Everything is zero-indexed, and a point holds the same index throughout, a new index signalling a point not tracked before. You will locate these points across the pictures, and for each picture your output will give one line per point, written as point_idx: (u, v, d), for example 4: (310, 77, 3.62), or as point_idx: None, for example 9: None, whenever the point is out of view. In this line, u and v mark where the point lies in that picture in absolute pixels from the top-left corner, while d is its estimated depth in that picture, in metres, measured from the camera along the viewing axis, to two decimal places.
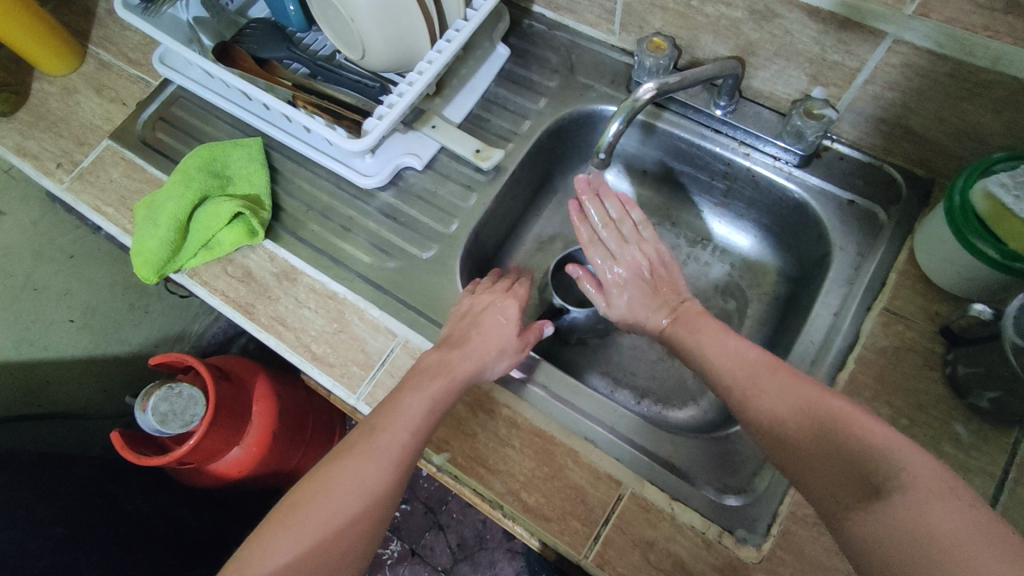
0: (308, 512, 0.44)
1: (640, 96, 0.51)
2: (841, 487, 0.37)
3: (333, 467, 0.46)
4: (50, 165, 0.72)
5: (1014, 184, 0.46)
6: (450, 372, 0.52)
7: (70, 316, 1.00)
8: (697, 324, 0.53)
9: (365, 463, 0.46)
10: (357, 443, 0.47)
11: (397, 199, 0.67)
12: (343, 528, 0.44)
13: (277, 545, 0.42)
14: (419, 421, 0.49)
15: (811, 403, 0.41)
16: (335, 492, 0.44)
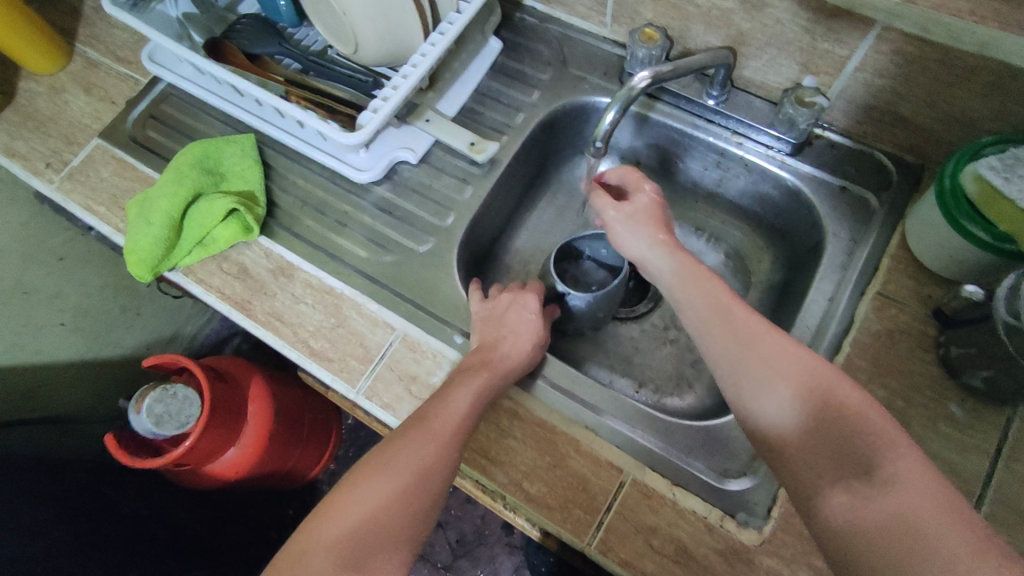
0: (366, 488, 0.45)
1: (635, 85, 0.51)
2: (829, 467, 0.39)
3: (390, 449, 0.47)
4: (39, 165, 0.71)
5: (1003, 166, 0.47)
6: (493, 363, 0.53)
7: (61, 319, 1.00)
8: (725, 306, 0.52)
9: (422, 444, 0.47)
10: (414, 427, 0.48)
11: (392, 194, 0.67)
12: (400, 504, 0.44)
13: (334, 518, 0.44)
14: (466, 410, 0.50)
15: (809, 381, 0.42)
16: (391, 470, 0.45)
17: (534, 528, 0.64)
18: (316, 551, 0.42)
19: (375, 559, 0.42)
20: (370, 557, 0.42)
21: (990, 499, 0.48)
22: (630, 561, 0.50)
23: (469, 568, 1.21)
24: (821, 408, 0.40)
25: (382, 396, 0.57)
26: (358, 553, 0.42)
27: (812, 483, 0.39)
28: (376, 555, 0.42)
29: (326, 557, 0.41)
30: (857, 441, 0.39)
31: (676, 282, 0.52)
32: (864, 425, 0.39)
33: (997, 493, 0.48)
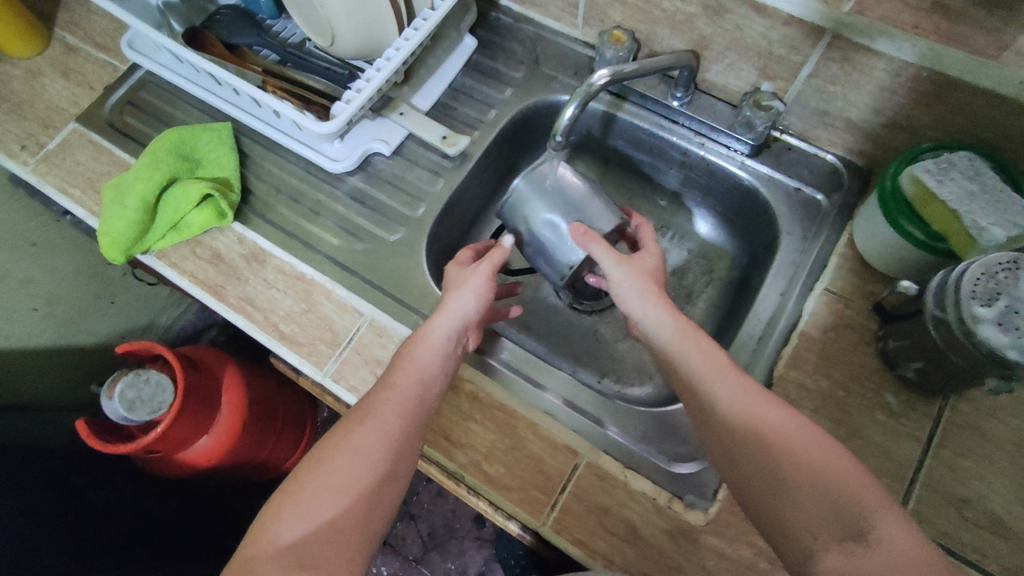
0: (315, 487, 0.46)
1: (595, 82, 0.53)
2: (820, 526, 0.40)
3: (332, 447, 0.48)
4: (15, 147, 0.72)
5: (937, 169, 0.50)
6: (432, 341, 0.53)
7: (35, 304, 1.00)
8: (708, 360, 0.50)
9: (364, 438, 0.48)
10: (355, 422, 0.49)
11: (365, 184, 0.69)
12: (348, 499, 0.46)
13: (284, 521, 0.45)
14: (409, 394, 0.50)
15: (799, 444, 0.43)
16: (335, 467, 0.47)
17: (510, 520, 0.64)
18: (269, 554, 0.44)
19: (331, 551, 0.44)
20: (323, 552, 0.44)
21: (920, 484, 0.51)
22: (582, 540, 0.52)
23: (438, 561, 1.23)
24: (809, 467, 0.42)
25: (349, 378, 0.58)
26: (311, 551, 0.44)
27: (803, 542, 0.40)
28: (327, 552, 0.44)
29: (278, 559, 0.43)
30: (848, 502, 0.40)
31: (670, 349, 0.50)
32: (854, 489, 0.41)
33: (926, 477, 0.51)
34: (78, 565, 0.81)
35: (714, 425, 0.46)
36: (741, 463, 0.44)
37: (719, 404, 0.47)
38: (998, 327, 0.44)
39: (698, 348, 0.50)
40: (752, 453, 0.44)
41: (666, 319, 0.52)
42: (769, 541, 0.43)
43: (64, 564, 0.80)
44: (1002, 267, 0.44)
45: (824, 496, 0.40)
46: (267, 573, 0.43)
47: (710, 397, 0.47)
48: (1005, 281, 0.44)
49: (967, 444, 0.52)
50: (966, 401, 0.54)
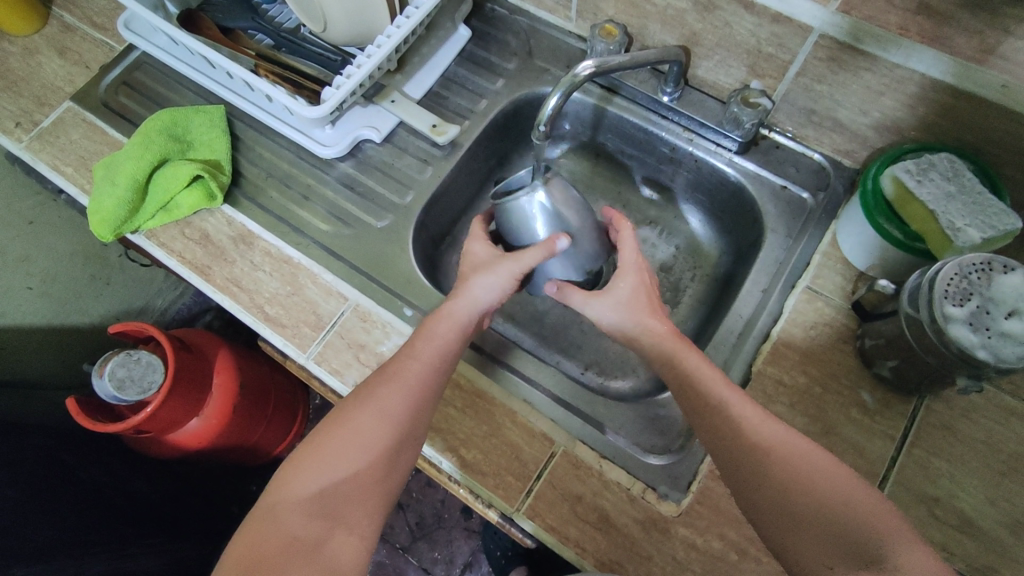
0: (339, 442, 0.47)
1: (579, 73, 0.53)
2: (839, 558, 0.40)
3: (357, 405, 0.49)
4: (9, 124, 0.72)
5: (918, 170, 0.50)
6: (454, 315, 0.53)
7: (29, 282, 1.00)
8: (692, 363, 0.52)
9: (388, 398, 0.49)
10: (379, 384, 0.50)
11: (355, 170, 0.69)
12: (370, 458, 0.47)
13: (308, 473, 0.47)
14: (430, 362, 0.51)
15: (815, 477, 0.43)
16: (359, 426, 0.48)
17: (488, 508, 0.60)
18: (292, 503, 0.45)
19: (352, 509, 0.46)
20: (345, 506, 0.46)
21: (892, 482, 0.52)
22: (554, 527, 0.53)
23: (425, 550, 1.24)
24: (824, 496, 0.42)
25: (331, 362, 0.59)
26: (333, 503, 0.45)
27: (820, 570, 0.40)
28: (348, 505, 0.46)
29: (302, 508, 0.45)
30: (864, 529, 0.41)
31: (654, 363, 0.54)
32: (871, 513, 0.41)
33: (898, 475, 0.52)
34: (63, 536, 0.81)
35: (725, 459, 0.46)
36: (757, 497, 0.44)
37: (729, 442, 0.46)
38: (969, 328, 0.44)
39: (704, 374, 0.49)
40: (765, 486, 0.44)
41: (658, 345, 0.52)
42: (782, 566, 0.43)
43: (50, 540, 0.79)
44: (975, 268, 0.45)
45: (845, 524, 0.41)
46: (290, 523, 0.44)
47: (720, 432, 0.47)
48: (977, 282, 0.45)
49: (939, 444, 0.53)
50: (940, 401, 0.54)
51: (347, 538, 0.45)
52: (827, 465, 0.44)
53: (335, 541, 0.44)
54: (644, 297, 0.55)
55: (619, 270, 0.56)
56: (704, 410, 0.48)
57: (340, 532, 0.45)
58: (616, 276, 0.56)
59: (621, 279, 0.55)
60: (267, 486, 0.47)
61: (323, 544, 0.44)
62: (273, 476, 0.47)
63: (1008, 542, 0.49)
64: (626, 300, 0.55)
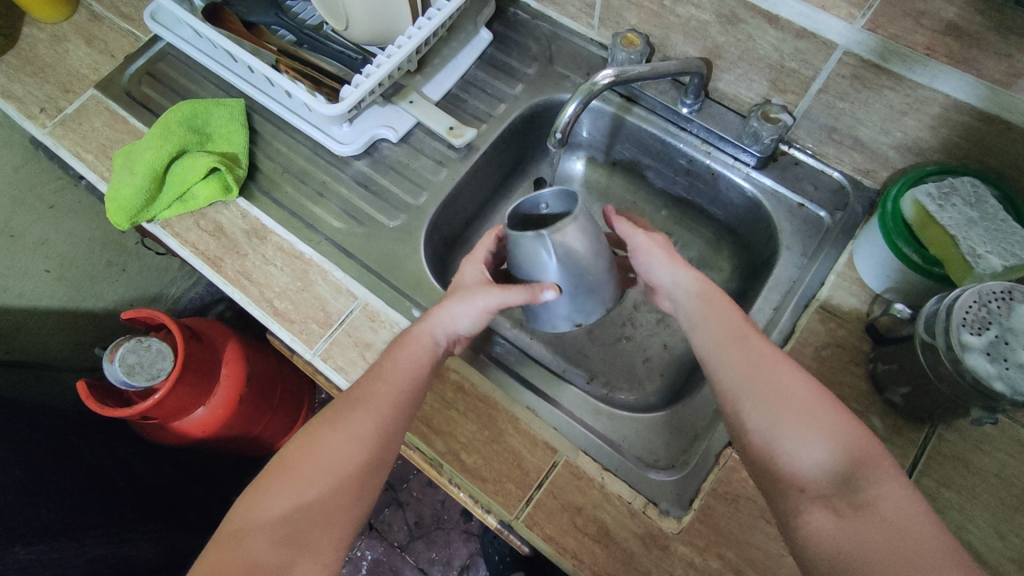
0: (305, 467, 0.48)
1: (599, 81, 0.53)
2: (817, 482, 0.43)
3: (329, 427, 0.50)
4: (34, 109, 0.73)
5: (939, 194, 0.50)
6: (421, 337, 0.53)
7: (47, 266, 1.02)
8: (719, 311, 0.52)
9: (359, 423, 0.49)
10: (349, 406, 0.51)
11: (370, 169, 0.69)
12: (336, 482, 0.47)
13: (276, 496, 0.47)
14: (405, 382, 0.51)
15: (804, 400, 0.45)
16: (329, 450, 0.48)
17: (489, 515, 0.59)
18: (258, 527, 0.45)
19: (315, 534, 0.46)
20: (310, 531, 0.45)
21: None
22: (552, 537, 0.52)
23: (423, 550, 1.24)
24: (809, 423, 0.44)
25: (337, 359, 0.59)
26: (298, 527, 0.45)
27: (793, 496, 0.43)
28: (313, 531, 0.46)
29: (267, 533, 0.45)
30: (846, 467, 0.43)
31: (693, 306, 0.53)
32: (859, 455, 0.43)
33: None
34: (70, 521, 0.82)
35: (720, 393, 0.49)
36: (746, 427, 0.46)
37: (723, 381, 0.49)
38: (987, 357, 0.43)
39: (720, 312, 0.52)
40: (754, 413, 0.46)
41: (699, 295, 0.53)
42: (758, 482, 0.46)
43: (55, 521, 0.80)
44: (995, 296, 0.44)
45: (822, 448, 0.43)
46: (255, 547, 0.44)
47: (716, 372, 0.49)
48: (997, 312, 0.44)
49: (950, 474, 0.51)
50: (952, 430, 0.53)
51: (311, 563, 0.45)
52: (810, 402, 0.45)
53: (299, 567, 0.44)
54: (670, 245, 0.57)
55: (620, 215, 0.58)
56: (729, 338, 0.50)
57: (303, 559, 0.44)
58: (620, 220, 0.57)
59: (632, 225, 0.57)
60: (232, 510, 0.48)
61: (289, 567, 0.44)
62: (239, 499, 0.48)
63: None
64: (654, 246, 0.56)
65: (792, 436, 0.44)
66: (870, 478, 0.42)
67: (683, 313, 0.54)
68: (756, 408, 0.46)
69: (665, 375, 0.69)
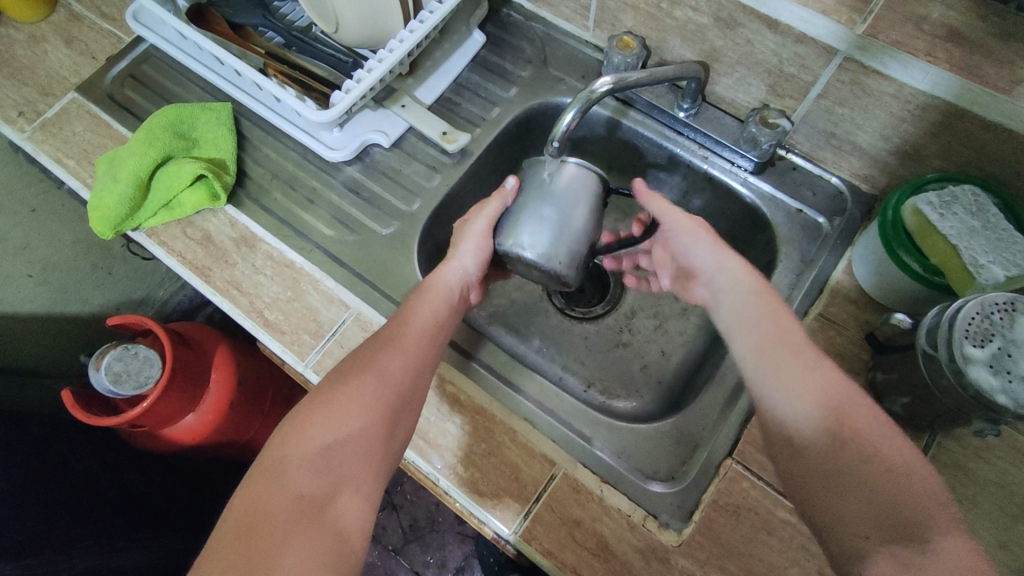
0: (340, 400, 0.46)
1: (597, 88, 0.50)
2: (873, 527, 0.39)
3: (358, 366, 0.49)
4: (12, 112, 0.71)
5: (940, 203, 0.49)
6: (438, 287, 0.54)
7: (30, 270, 1.01)
8: (769, 309, 0.49)
9: (390, 362, 0.49)
10: (378, 347, 0.50)
11: (362, 174, 0.68)
12: (370, 418, 0.46)
13: (314, 427, 0.45)
14: (429, 327, 0.52)
15: (867, 430, 0.42)
16: (362, 389, 0.47)
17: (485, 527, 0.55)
18: (299, 459, 0.44)
19: (353, 472, 0.44)
20: (346, 468, 0.44)
21: None
22: (551, 551, 0.52)
23: (417, 553, 1.23)
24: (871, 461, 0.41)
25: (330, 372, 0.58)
26: (335, 461, 0.44)
27: (854, 539, 0.40)
28: (353, 466, 0.45)
29: (307, 465, 0.44)
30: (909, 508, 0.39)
31: (744, 301, 0.50)
32: (920, 496, 0.39)
33: None
34: (56, 532, 0.81)
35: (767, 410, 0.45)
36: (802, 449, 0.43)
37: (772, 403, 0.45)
38: (989, 369, 0.43)
39: (772, 316, 0.48)
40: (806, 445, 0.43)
41: (748, 292, 0.50)
42: (807, 517, 0.43)
43: (40, 533, 0.79)
44: (997, 307, 0.44)
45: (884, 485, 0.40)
46: (297, 480, 0.43)
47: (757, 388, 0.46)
48: (999, 323, 0.44)
49: (949, 483, 0.51)
50: (953, 438, 0.53)
51: (351, 497, 0.44)
52: (875, 431, 0.42)
53: (340, 504, 0.43)
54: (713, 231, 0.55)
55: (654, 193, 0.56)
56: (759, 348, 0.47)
57: (344, 494, 0.44)
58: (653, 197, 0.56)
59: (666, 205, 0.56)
60: (268, 445, 0.46)
61: (329, 502, 0.43)
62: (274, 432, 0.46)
63: None
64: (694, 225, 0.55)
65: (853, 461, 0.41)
66: (938, 525, 0.38)
67: (727, 304, 0.51)
68: (797, 406, 0.44)
69: (663, 382, 0.68)
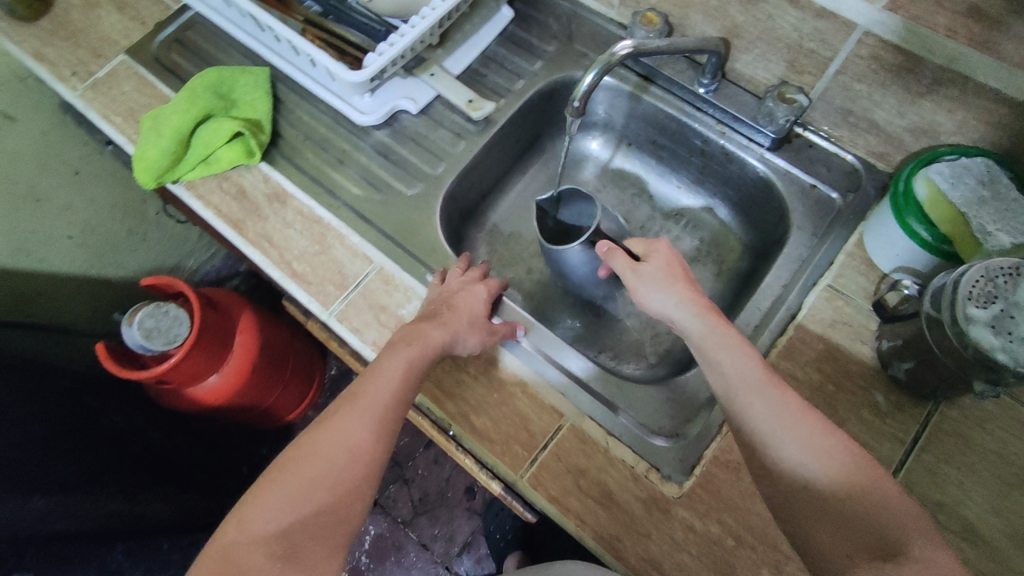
0: (303, 469, 0.47)
1: (618, 52, 0.52)
2: (857, 548, 0.39)
3: (321, 429, 0.49)
4: (66, 72, 0.76)
5: (952, 174, 0.51)
6: (426, 341, 0.54)
7: (70, 232, 1.04)
8: (729, 344, 0.48)
9: (348, 427, 0.48)
10: (337, 409, 0.50)
11: (390, 139, 0.71)
12: (331, 488, 0.46)
13: (271, 505, 0.45)
14: (394, 386, 0.51)
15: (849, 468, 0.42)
16: (321, 456, 0.47)
17: (490, 477, 0.67)
18: (253, 543, 0.44)
19: (312, 548, 0.45)
20: (303, 547, 0.45)
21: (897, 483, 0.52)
22: (557, 498, 0.54)
23: (426, 526, 1.26)
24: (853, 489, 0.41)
25: (352, 321, 0.61)
26: (293, 542, 0.44)
27: (840, 561, 0.39)
28: (310, 542, 0.45)
29: (262, 548, 0.44)
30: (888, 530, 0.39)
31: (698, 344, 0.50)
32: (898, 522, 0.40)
33: (905, 477, 0.52)
34: (89, 475, 0.83)
35: (753, 455, 0.45)
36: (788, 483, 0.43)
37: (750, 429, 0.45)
38: (991, 330, 0.44)
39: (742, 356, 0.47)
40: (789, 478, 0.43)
41: (705, 330, 0.50)
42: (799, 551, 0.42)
43: (75, 474, 0.81)
44: (1003, 272, 0.45)
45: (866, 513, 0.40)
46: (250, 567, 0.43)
47: (744, 418, 0.45)
48: (1003, 287, 0.45)
49: (949, 451, 0.52)
50: (954, 408, 0.53)
51: None
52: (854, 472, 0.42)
53: None
54: (679, 267, 0.54)
55: (616, 249, 0.57)
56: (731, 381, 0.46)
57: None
58: (615, 253, 0.57)
59: (629, 261, 0.56)
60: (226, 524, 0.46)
61: None
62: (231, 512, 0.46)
63: (1011, 552, 0.49)
64: (652, 266, 0.54)
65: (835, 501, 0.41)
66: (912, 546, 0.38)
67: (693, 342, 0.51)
68: (787, 448, 0.43)
69: (671, 350, 0.70)
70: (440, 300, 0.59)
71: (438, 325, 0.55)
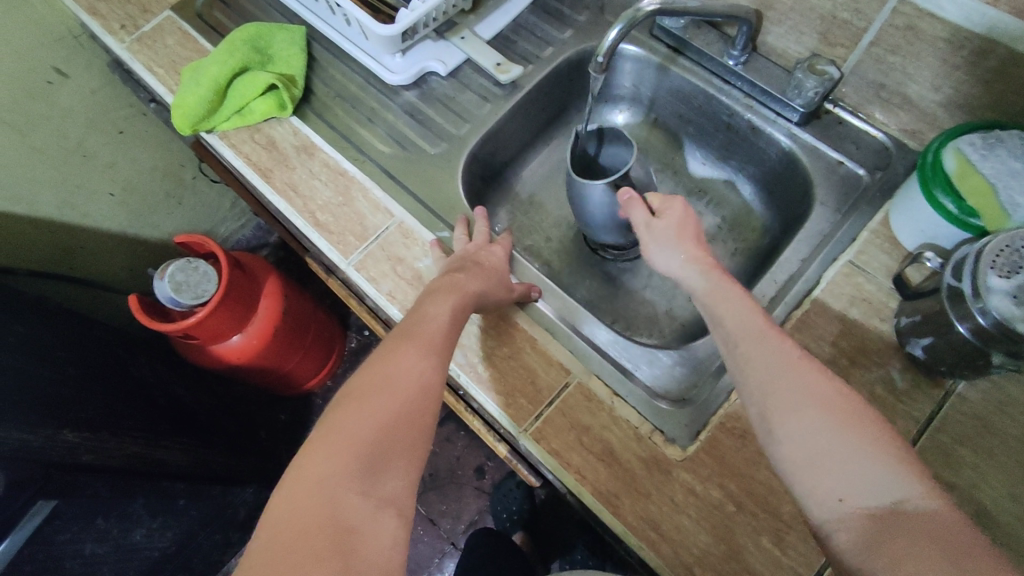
0: (376, 396, 0.42)
1: (642, 7, 0.53)
2: (849, 494, 0.38)
3: (383, 361, 0.46)
4: (115, 25, 0.79)
5: (982, 144, 0.49)
6: (463, 290, 0.54)
7: (112, 190, 1.06)
8: (736, 294, 0.49)
9: (413, 358, 0.46)
10: (395, 344, 0.47)
11: (418, 99, 0.72)
12: (408, 415, 0.43)
13: (349, 433, 0.40)
14: (444, 327, 0.50)
15: (855, 412, 0.40)
16: (393, 384, 0.44)
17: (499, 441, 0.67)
18: (335, 477, 0.38)
19: (394, 477, 0.40)
20: (387, 477, 0.39)
21: None
22: (559, 452, 0.54)
23: (434, 501, 1.27)
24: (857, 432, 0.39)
25: (369, 270, 0.62)
26: (377, 471, 0.39)
27: (830, 506, 0.38)
28: (392, 472, 0.40)
29: (346, 480, 0.38)
30: (892, 475, 0.37)
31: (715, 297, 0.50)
32: (906, 468, 0.38)
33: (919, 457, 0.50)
34: (113, 418, 0.83)
35: (749, 399, 0.44)
36: (781, 428, 0.41)
37: (748, 372, 0.44)
38: (1011, 300, 0.43)
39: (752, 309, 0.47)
40: (785, 421, 0.41)
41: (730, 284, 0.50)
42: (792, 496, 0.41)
43: (100, 415, 0.81)
44: None
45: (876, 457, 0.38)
46: (337, 500, 0.37)
47: (743, 364, 0.45)
48: None
49: (965, 433, 0.51)
50: (973, 390, 0.52)
51: (394, 514, 0.38)
52: (862, 415, 0.40)
53: (382, 521, 0.37)
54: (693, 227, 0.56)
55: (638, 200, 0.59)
56: (739, 340, 0.46)
57: (385, 511, 0.38)
58: (636, 204, 0.58)
59: (646, 214, 0.58)
60: (293, 462, 0.39)
61: (371, 520, 0.37)
62: (299, 451, 0.40)
63: None
64: (669, 222, 0.56)
65: (832, 445, 0.39)
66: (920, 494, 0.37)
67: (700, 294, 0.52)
68: (787, 390, 0.42)
69: (686, 325, 0.70)
70: (462, 256, 0.60)
71: (474, 279, 0.56)
